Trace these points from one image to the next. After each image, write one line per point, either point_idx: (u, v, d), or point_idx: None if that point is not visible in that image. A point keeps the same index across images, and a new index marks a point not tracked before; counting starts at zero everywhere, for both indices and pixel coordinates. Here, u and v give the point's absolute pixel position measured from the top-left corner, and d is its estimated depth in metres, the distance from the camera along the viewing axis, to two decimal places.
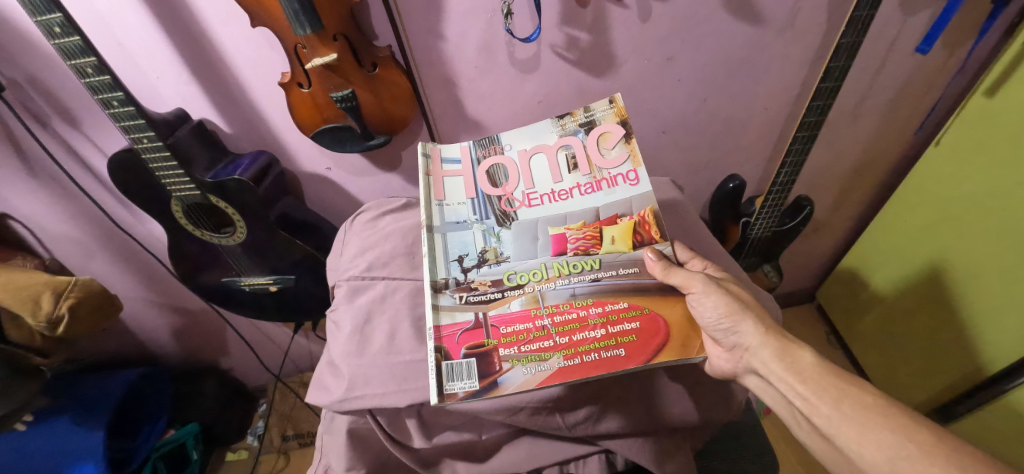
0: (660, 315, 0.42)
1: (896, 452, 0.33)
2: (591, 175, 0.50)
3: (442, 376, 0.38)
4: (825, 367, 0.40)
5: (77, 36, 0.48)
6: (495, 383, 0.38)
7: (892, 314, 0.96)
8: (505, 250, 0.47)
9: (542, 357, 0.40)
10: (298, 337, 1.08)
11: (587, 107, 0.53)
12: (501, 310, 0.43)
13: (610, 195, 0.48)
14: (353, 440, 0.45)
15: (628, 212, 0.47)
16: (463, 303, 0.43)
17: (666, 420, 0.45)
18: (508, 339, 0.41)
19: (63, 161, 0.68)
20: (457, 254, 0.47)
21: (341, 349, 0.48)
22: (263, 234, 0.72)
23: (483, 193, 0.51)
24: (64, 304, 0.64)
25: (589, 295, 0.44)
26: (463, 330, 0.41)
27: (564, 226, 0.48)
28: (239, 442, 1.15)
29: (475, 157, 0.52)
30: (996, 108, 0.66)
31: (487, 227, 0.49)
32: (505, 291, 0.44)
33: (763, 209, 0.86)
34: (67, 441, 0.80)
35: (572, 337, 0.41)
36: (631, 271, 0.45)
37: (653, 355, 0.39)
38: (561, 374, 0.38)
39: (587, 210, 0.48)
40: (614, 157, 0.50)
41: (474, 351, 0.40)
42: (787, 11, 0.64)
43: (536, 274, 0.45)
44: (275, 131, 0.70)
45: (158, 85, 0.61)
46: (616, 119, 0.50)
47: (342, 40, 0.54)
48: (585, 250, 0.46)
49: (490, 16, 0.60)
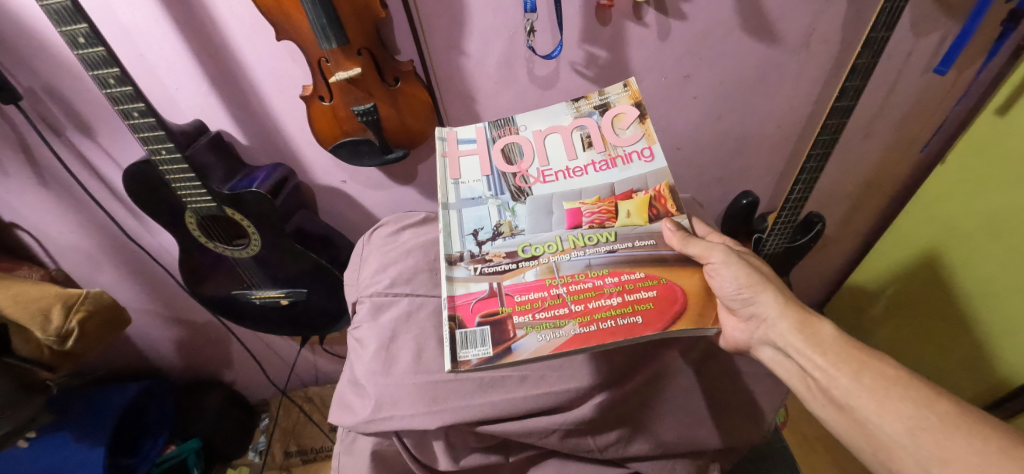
0: (678, 284, 0.41)
1: (916, 423, 0.33)
2: (605, 152, 0.48)
3: (456, 343, 0.37)
4: (847, 343, 0.40)
5: (101, 47, 0.48)
6: (509, 349, 0.37)
7: (903, 331, 0.95)
8: (520, 223, 0.46)
9: (558, 324, 0.39)
10: (305, 350, 1.07)
11: (601, 90, 0.51)
12: (517, 280, 0.41)
13: (625, 172, 0.47)
14: (377, 462, 0.44)
15: (643, 187, 0.46)
16: (477, 274, 0.42)
17: (700, 443, 0.44)
18: (523, 306, 0.40)
19: (75, 169, 0.67)
20: (472, 228, 0.45)
21: (366, 368, 0.47)
22: (277, 246, 0.71)
23: (498, 170, 0.49)
24: (74, 318, 0.64)
25: (604, 267, 0.42)
26: (478, 299, 0.40)
27: (579, 201, 0.47)
28: (239, 458, 1.12)
29: (490, 137, 0.50)
30: (1005, 129, 0.67)
31: (502, 202, 0.47)
32: (519, 262, 0.43)
33: (776, 225, 0.84)
34: (67, 458, 0.77)
35: (587, 305, 0.40)
36: (648, 243, 0.44)
37: (670, 323, 0.38)
38: (575, 342, 0.37)
39: (601, 186, 0.47)
40: (628, 136, 0.48)
41: (489, 320, 0.38)
42: (802, 31, 0.64)
43: (550, 246, 0.44)
44: (292, 144, 0.69)
45: (177, 96, 0.61)
46: (630, 101, 0.48)
47: (366, 54, 0.54)
48: (600, 223, 0.45)
49: (513, 33, 0.60)
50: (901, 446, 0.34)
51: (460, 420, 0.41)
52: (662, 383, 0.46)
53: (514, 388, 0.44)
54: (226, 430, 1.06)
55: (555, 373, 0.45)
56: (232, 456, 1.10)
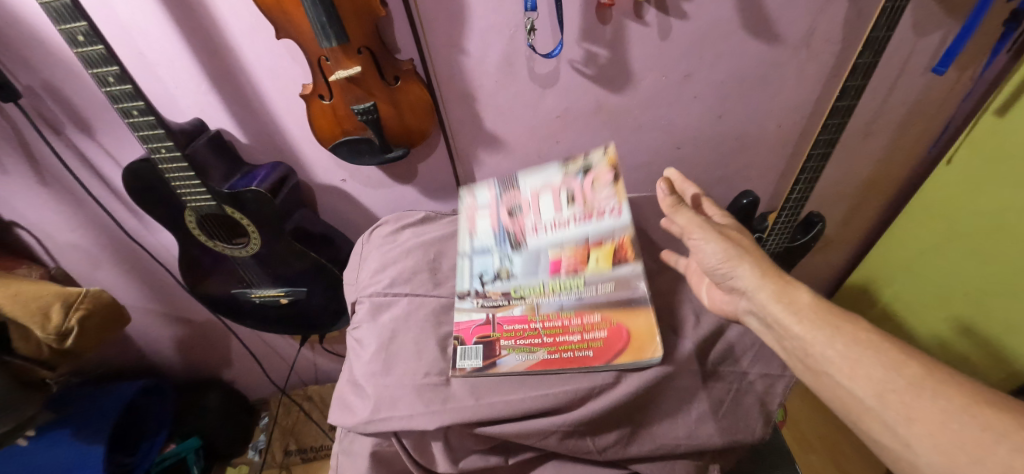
0: (625, 327, 0.48)
1: (885, 386, 0.34)
2: (586, 209, 0.56)
3: (455, 355, 0.46)
4: (823, 308, 0.39)
5: (100, 45, 0.48)
6: (494, 363, 0.46)
7: (901, 331, 0.94)
8: (515, 269, 0.54)
9: (532, 349, 0.47)
10: (304, 349, 1.07)
11: (586, 154, 0.62)
12: (506, 313, 0.51)
13: (598, 226, 0.55)
14: (376, 463, 0.44)
15: (611, 237, 0.54)
16: (479, 306, 0.51)
17: (703, 447, 0.43)
18: (509, 332, 0.49)
19: (74, 168, 0.67)
20: (479, 272, 0.55)
21: (365, 369, 0.47)
22: (277, 245, 0.71)
23: (502, 225, 0.59)
24: (74, 316, 0.64)
25: (573, 309, 0.50)
26: (476, 324, 0.49)
27: (561, 250, 0.54)
28: (239, 456, 1.12)
29: (499, 196, 0.62)
30: (1005, 128, 0.67)
31: (504, 252, 0.56)
32: (511, 298, 0.52)
33: (776, 225, 0.84)
34: (66, 455, 0.77)
35: (556, 339, 0.48)
36: (609, 288, 0.51)
37: (614, 357, 0.45)
38: (543, 363, 0.46)
39: (578, 238, 0.55)
40: (605, 195, 0.57)
41: (483, 340, 0.48)
42: (803, 30, 0.64)
43: (534, 289, 0.52)
44: (292, 143, 0.69)
45: (177, 94, 0.61)
46: (608, 166, 0.59)
47: (366, 53, 0.54)
48: (574, 269, 0.53)
49: (513, 31, 0.60)
50: (870, 408, 0.34)
51: (459, 420, 0.41)
52: (664, 383, 0.45)
53: (513, 392, 0.44)
54: (225, 428, 1.06)
55: (554, 377, 0.45)
56: (232, 454, 1.11)
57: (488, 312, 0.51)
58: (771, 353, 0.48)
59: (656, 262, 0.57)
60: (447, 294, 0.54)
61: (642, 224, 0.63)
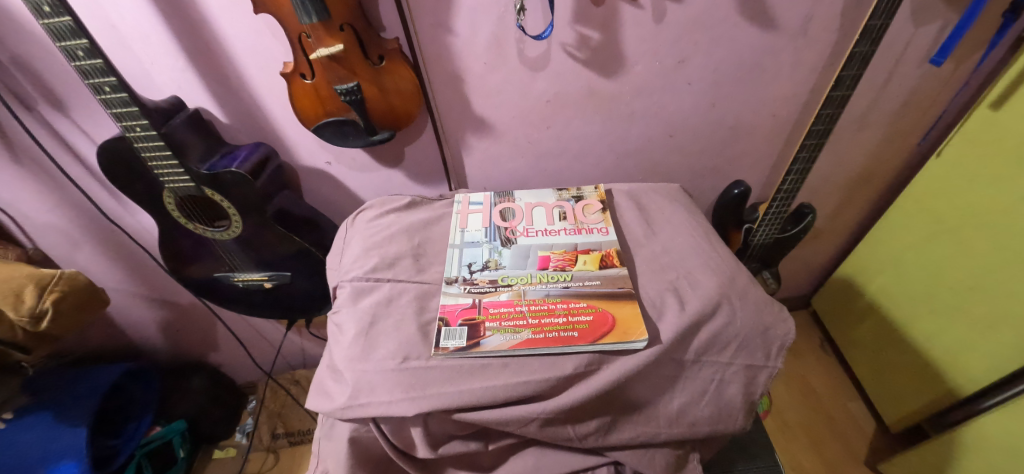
0: (611, 312, 0.47)
1: None
2: (575, 224, 0.60)
3: (439, 336, 0.45)
4: None
5: (67, 16, 0.45)
6: (478, 343, 0.45)
7: (886, 323, 0.95)
8: (504, 261, 0.55)
9: (517, 329, 0.47)
10: (291, 333, 1.07)
11: (579, 187, 0.67)
12: (493, 298, 0.50)
13: (587, 237, 0.57)
14: (354, 448, 0.43)
15: (598, 247, 0.56)
16: (466, 292, 0.51)
17: (685, 436, 0.44)
18: (495, 315, 0.48)
19: (48, 146, 0.65)
20: (468, 261, 0.55)
21: (344, 354, 0.46)
22: (260, 229, 0.69)
23: (494, 224, 0.60)
24: (48, 298, 0.63)
25: (560, 296, 0.50)
26: (462, 307, 0.49)
27: (550, 250, 0.56)
28: (227, 440, 1.12)
29: (493, 202, 0.64)
30: (1000, 123, 0.66)
31: (494, 246, 0.57)
32: (498, 285, 0.52)
33: (766, 216, 0.84)
34: (46, 440, 0.76)
35: (540, 320, 0.47)
36: (595, 283, 0.51)
37: (600, 337, 0.45)
38: (529, 342, 0.45)
39: (568, 243, 0.57)
40: (593, 218, 0.60)
41: (468, 322, 0.47)
42: (801, 17, 0.63)
43: (522, 279, 0.52)
44: (275, 124, 0.67)
45: (153, 71, 0.59)
46: (597, 198, 0.64)
47: (349, 30, 0.52)
48: (562, 267, 0.54)
49: (502, 11, 0.58)
50: None
51: (439, 407, 0.40)
52: (647, 373, 0.44)
53: (492, 377, 0.43)
54: (212, 411, 1.06)
55: (536, 360, 0.44)
56: (219, 438, 1.11)
57: (474, 297, 0.50)
58: (757, 344, 0.47)
59: (644, 250, 0.56)
60: (430, 280, 0.53)
61: (628, 212, 0.62)
